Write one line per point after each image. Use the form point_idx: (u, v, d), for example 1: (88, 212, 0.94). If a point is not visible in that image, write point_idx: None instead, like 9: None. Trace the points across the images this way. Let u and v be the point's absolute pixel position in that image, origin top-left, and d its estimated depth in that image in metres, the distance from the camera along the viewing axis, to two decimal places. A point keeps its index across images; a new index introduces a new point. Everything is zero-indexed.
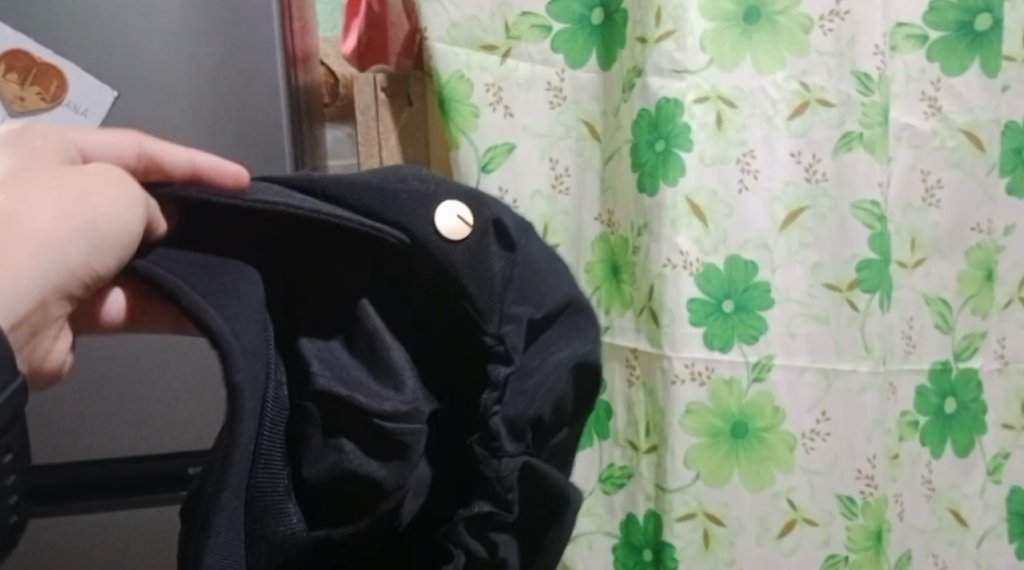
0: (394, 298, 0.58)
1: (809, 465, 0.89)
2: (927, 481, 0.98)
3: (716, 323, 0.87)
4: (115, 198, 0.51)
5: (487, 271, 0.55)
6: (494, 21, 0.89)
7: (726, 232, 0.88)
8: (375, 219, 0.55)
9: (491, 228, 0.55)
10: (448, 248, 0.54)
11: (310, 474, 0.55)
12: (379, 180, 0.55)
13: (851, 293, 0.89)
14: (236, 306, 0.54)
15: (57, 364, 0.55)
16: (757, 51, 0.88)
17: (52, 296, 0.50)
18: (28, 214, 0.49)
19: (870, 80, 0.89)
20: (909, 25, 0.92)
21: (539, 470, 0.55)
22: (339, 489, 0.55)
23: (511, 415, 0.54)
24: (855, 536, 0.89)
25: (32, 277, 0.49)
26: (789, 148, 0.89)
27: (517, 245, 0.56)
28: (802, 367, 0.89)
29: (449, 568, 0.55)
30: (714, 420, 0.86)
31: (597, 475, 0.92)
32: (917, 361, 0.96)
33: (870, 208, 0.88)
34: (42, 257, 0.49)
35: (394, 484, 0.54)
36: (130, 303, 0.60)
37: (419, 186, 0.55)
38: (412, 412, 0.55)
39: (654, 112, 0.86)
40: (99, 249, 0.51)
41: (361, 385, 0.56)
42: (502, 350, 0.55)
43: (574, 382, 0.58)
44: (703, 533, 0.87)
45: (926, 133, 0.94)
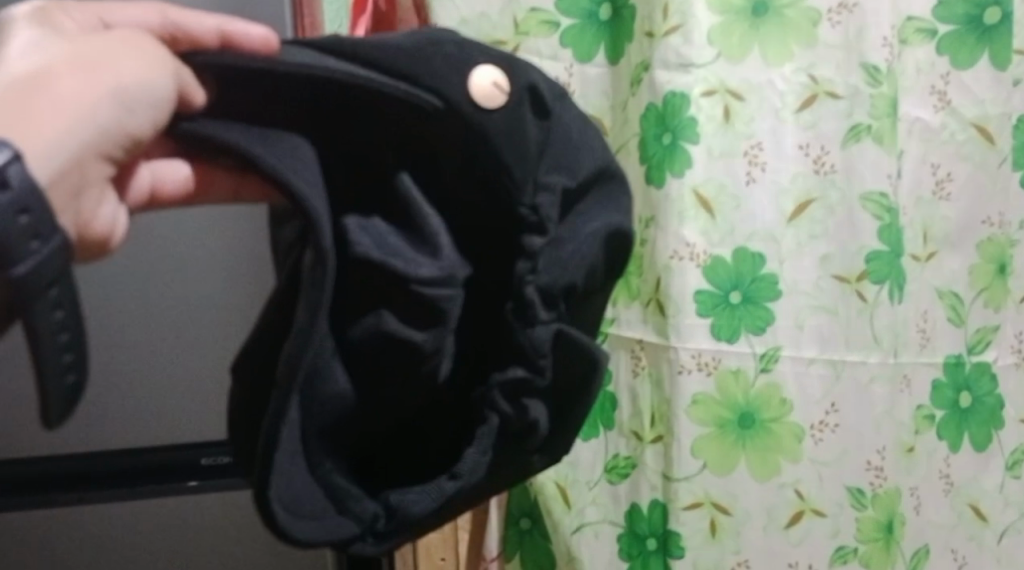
0: (425, 159, 0.58)
1: (819, 456, 0.89)
2: (946, 476, 0.96)
3: (722, 314, 0.88)
4: (135, 62, 0.49)
5: (520, 138, 0.56)
6: (503, 16, 0.91)
7: (733, 224, 0.89)
8: (410, 83, 0.54)
9: (526, 94, 0.56)
10: (484, 113, 0.54)
11: (353, 336, 0.57)
12: (410, 48, 0.54)
13: (860, 285, 0.89)
14: (292, 167, 0.53)
15: (105, 227, 0.52)
16: (765, 43, 0.89)
17: (88, 157, 0.48)
18: (52, 76, 0.47)
19: (878, 72, 0.89)
20: (920, 20, 0.91)
21: (572, 337, 0.61)
22: (380, 352, 0.56)
23: (546, 283, 0.58)
24: (865, 527, 0.90)
25: (57, 133, 0.46)
26: (797, 141, 0.89)
27: (549, 110, 0.58)
28: (810, 359, 0.89)
29: (484, 433, 0.59)
30: (720, 411, 0.87)
31: (602, 465, 0.93)
32: (932, 354, 0.94)
33: (878, 200, 0.89)
34: (78, 125, 0.47)
35: (432, 347, 0.56)
36: (197, 171, 0.60)
37: (452, 49, 0.55)
38: (449, 275, 0.56)
39: (661, 106, 0.87)
40: (127, 109, 0.49)
41: (398, 250, 0.56)
42: (537, 218, 0.57)
43: (607, 243, 0.61)
44: (709, 522, 0.88)
45: (936, 126, 0.94)
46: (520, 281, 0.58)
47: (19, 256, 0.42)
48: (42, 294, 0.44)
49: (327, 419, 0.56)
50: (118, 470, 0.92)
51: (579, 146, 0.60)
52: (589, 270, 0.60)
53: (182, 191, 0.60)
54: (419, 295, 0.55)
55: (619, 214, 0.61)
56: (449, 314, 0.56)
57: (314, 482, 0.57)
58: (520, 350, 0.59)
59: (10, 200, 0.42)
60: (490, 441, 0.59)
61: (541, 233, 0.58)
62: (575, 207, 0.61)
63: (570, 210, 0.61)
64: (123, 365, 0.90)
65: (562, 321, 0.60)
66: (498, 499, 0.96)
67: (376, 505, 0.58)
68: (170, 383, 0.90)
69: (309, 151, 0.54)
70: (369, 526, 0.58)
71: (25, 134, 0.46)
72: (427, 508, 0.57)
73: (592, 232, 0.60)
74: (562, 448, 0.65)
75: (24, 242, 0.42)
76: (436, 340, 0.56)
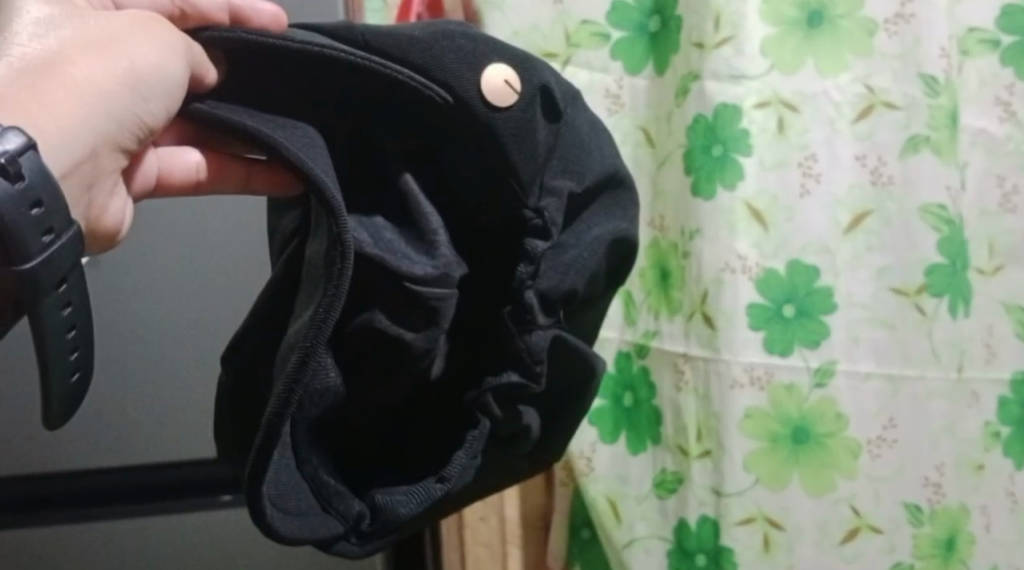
0: (430, 156, 0.63)
1: (874, 472, 0.88)
2: (1011, 493, 0.91)
3: (775, 327, 0.86)
4: (151, 50, 0.57)
5: (530, 140, 0.61)
6: (553, 28, 0.91)
7: (786, 237, 0.87)
8: (421, 74, 0.60)
9: (537, 96, 0.61)
10: (487, 106, 0.60)
11: (348, 331, 0.62)
12: (425, 39, 0.60)
13: (919, 298, 0.88)
14: (312, 151, 0.59)
15: (114, 220, 0.61)
16: (820, 53, 0.88)
17: (103, 149, 0.57)
18: (74, 67, 0.55)
19: (936, 83, 0.88)
20: (981, 31, 0.90)
21: (565, 340, 0.67)
22: (378, 345, 0.62)
23: (545, 288, 0.64)
24: (922, 544, 0.89)
25: (72, 125, 0.55)
26: (854, 151, 0.89)
27: (560, 115, 0.63)
28: (867, 373, 0.88)
29: (475, 436, 0.64)
30: (772, 425, 0.86)
31: (651, 479, 0.91)
32: (998, 370, 0.92)
33: (938, 212, 0.88)
34: (85, 113, 0.55)
35: (423, 345, 0.61)
36: (210, 157, 0.69)
37: (461, 42, 0.61)
38: (443, 273, 0.60)
39: (711, 118, 0.86)
40: (140, 94, 0.57)
41: (394, 245, 0.61)
42: (539, 221, 0.62)
43: (606, 253, 0.68)
44: (762, 537, 0.86)
45: (1002, 138, 0.92)
46: (522, 285, 0.63)
47: (31, 249, 0.50)
48: (52, 291, 0.52)
49: (321, 414, 0.61)
50: (130, 487, 0.89)
51: (591, 149, 0.66)
52: (589, 275, 0.66)
53: (192, 177, 0.68)
54: (411, 293, 0.60)
55: (622, 220, 0.68)
56: (439, 314, 0.61)
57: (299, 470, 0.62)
58: (517, 353, 0.64)
59: (23, 192, 0.49)
60: (479, 446, 0.64)
61: (544, 237, 0.63)
62: (582, 213, 0.67)
63: (572, 221, 0.67)
64: (132, 365, 0.85)
65: (560, 327, 0.66)
66: (561, 511, 0.95)
67: (361, 505, 0.64)
68: (173, 389, 0.86)
69: (317, 138, 0.61)
70: (354, 525, 0.64)
71: (46, 129, 0.53)
72: (411, 512, 0.63)
73: (591, 241, 0.67)
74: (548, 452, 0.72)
75: (36, 237, 0.50)
76: (428, 340, 0.61)
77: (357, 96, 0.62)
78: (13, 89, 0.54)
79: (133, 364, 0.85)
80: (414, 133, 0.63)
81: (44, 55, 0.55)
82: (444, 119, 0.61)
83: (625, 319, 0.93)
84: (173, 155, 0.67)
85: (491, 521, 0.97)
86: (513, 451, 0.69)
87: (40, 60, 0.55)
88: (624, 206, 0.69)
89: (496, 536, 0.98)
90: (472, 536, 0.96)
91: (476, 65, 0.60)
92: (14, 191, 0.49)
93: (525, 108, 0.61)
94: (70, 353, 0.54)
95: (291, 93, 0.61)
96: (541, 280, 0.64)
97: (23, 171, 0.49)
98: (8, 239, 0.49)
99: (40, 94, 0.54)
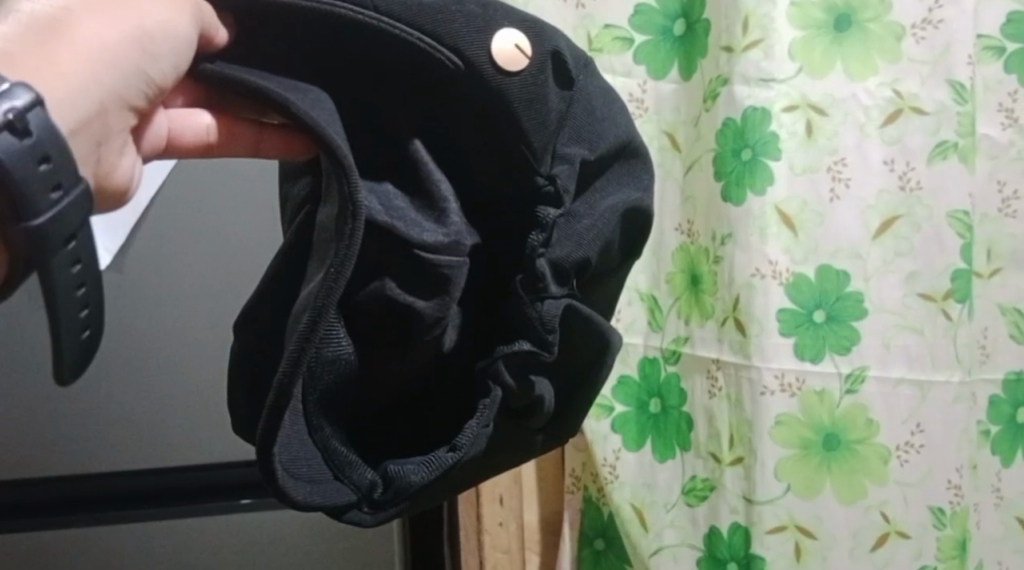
0: (440, 127, 0.62)
1: (904, 477, 0.86)
2: (997, 489, 0.90)
3: (808, 333, 0.85)
4: (160, 11, 0.55)
5: (543, 107, 0.61)
6: (577, 32, 0.91)
7: (817, 242, 0.87)
8: (434, 41, 0.59)
9: (548, 62, 0.61)
10: (500, 72, 0.59)
11: (357, 299, 0.60)
12: (436, 4, 0.59)
13: (946, 304, 0.87)
14: (323, 114, 0.57)
15: (123, 178, 0.57)
16: (849, 57, 0.87)
17: (110, 107, 0.54)
18: (82, 28, 0.52)
19: (963, 89, 0.86)
20: (988, 37, 0.87)
21: (578, 310, 0.65)
22: (388, 313, 0.60)
23: (557, 256, 0.63)
24: (946, 547, 0.86)
25: (79, 82, 0.52)
26: (882, 156, 0.87)
27: (571, 83, 0.63)
28: (897, 379, 0.86)
29: (488, 405, 0.62)
30: (806, 432, 0.85)
31: (680, 487, 0.90)
32: (992, 370, 0.90)
33: (964, 219, 0.87)
34: (96, 74, 0.53)
35: (435, 313, 0.60)
36: (221, 121, 0.64)
37: (471, 9, 0.60)
38: (454, 241, 0.59)
39: (740, 121, 0.86)
40: (150, 55, 0.54)
41: (405, 213, 0.60)
42: (551, 185, 0.62)
43: (618, 221, 0.68)
44: (794, 546, 0.86)
45: (1004, 144, 0.89)
46: (533, 254, 0.62)
47: (40, 204, 0.47)
48: (61, 247, 0.48)
49: (331, 382, 0.59)
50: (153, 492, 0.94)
51: (601, 118, 0.66)
52: (601, 245, 0.66)
53: (202, 140, 0.63)
54: (422, 259, 0.59)
55: (636, 191, 0.69)
56: (451, 281, 0.59)
57: (311, 437, 0.59)
58: (526, 322, 0.62)
59: (32, 148, 0.47)
60: (492, 415, 0.61)
61: (556, 204, 0.62)
62: (594, 184, 0.67)
63: (583, 191, 0.67)
64: (155, 353, 0.91)
65: (573, 296, 0.65)
66: (572, 516, 0.94)
67: (373, 473, 0.61)
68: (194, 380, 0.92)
69: (327, 100, 0.59)
70: (366, 495, 0.61)
71: (59, 91, 0.51)
72: (423, 479, 0.60)
73: (605, 210, 0.66)
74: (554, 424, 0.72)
75: (46, 192, 0.47)
76: (440, 307, 0.60)
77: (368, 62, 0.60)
78: (22, 48, 0.51)
79: (157, 355, 0.91)
80: (427, 103, 0.61)
81: (51, 13, 0.52)
82: (456, 86, 0.60)
83: (651, 326, 0.92)
84: (183, 121, 0.62)
85: (511, 528, 0.93)
86: (526, 424, 0.67)
87: (47, 19, 0.52)
88: (634, 176, 0.70)
89: (515, 540, 0.94)
90: (490, 543, 0.92)
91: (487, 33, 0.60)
92: (21, 146, 0.47)
93: (535, 74, 0.60)
94: (78, 311, 0.50)
95: (301, 62, 0.59)
96: (555, 249, 0.63)
97: (32, 127, 0.47)
98: (18, 191, 0.46)
99: (51, 55, 0.51)
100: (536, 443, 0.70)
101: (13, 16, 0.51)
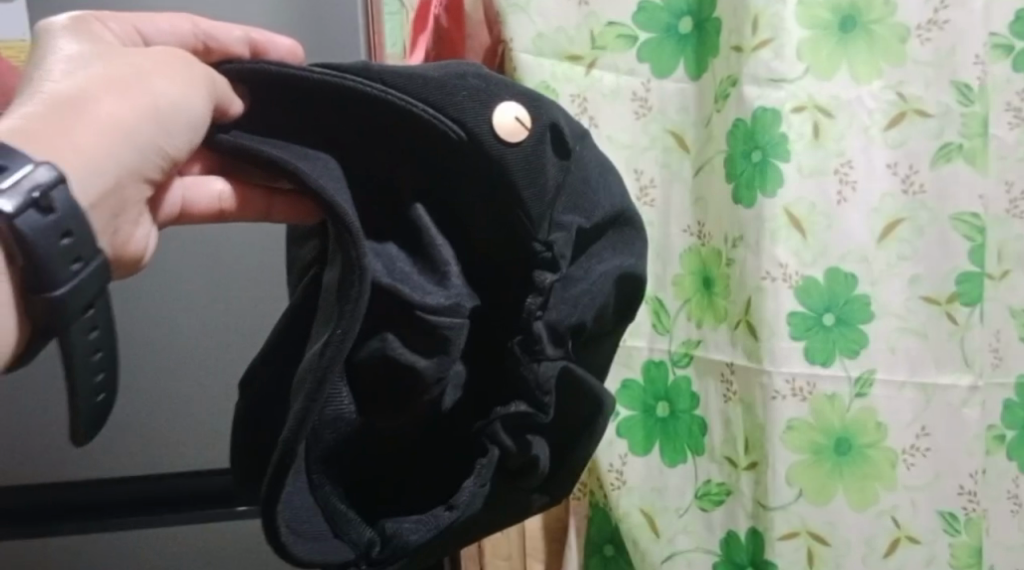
0: (440, 188, 0.58)
1: (912, 481, 0.86)
2: (1015, 497, 0.91)
3: (817, 337, 0.85)
4: (177, 84, 0.54)
5: (542, 177, 0.56)
6: (580, 31, 0.88)
7: (826, 244, 0.86)
8: (436, 112, 0.55)
9: (548, 132, 0.57)
10: (500, 144, 0.55)
11: (356, 356, 0.56)
12: (437, 78, 0.56)
13: (951, 307, 0.87)
14: (332, 181, 0.55)
15: (141, 246, 0.57)
16: (854, 61, 0.86)
17: (127, 180, 0.54)
18: (101, 102, 0.53)
19: (969, 90, 0.85)
20: (998, 35, 0.87)
21: (577, 374, 0.60)
22: (386, 375, 0.56)
23: (553, 320, 0.58)
24: (959, 554, 0.86)
25: (98, 154, 0.52)
26: (887, 159, 0.87)
27: (570, 153, 0.58)
28: (902, 382, 0.86)
29: (485, 464, 0.57)
30: (817, 437, 0.84)
31: (693, 492, 0.89)
32: (1004, 374, 0.90)
33: (971, 221, 0.86)
34: (114, 144, 0.53)
35: (435, 373, 0.55)
36: (236, 188, 0.62)
37: (472, 80, 0.56)
38: (456, 304, 0.55)
39: (749, 122, 0.85)
40: (164, 128, 0.54)
41: (407, 275, 0.56)
42: (550, 255, 0.57)
43: (614, 287, 0.63)
44: (806, 552, 0.85)
45: (1012, 143, 0.88)
46: (529, 317, 0.57)
47: (60, 276, 0.48)
48: (78, 317, 0.50)
49: (333, 444, 0.56)
50: None
51: (597, 184, 0.62)
52: (597, 309, 0.61)
53: (215, 207, 0.62)
54: (423, 322, 0.55)
55: (632, 257, 0.64)
56: (453, 342, 0.55)
57: (310, 494, 0.56)
58: (524, 384, 0.57)
59: (55, 223, 0.48)
60: (489, 475, 0.57)
61: (553, 269, 0.58)
62: (590, 248, 0.62)
63: (581, 250, 0.62)
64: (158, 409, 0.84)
65: (571, 358, 0.59)
66: (576, 525, 0.92)
67: (372, 531, 0.57)
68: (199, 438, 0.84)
69: (334, 167, 0.57)
70: (363, 553, 0.57)
71: (77, 159, 0.51)
72: (421, 540, 0.56)
73: (600, 275, 0.61)
74: (560, 491, 0.65)
75: (66, 265, 0.48)
76: (440, 367, 0.55)
77: (368, 126, 0.57)
78: (43, 121, 0.51)
79: None
80: (432, 163, 0.57)
81: (72, 91, 0.53)
82: (454, 157, 0.57)
83: (656, 329, 0.91)
84: (196, 188, 0.61)
85: (513, 534, 0.92)
86: (523, 487, 0.61)
87: (67, 95, 0.52)
88: (636, 240, 0.64)
89: (516, 547, 0.92)
90: (492, 549, 0.92)
91: (490, 104, 0.56)
92: (46, 223, 0.48)
93: (535, 146, 0.56)
94: (94, 373, 0.51)
95: (303, 126, 0.57)
96: (552, 311, 0.58)
97: (57, 204, 0.48)
98: (41, 268, 0.48)
99: (70, 127, 0.52)
100: (539, 510, 0.65)
101: (38, 95, 0.52)
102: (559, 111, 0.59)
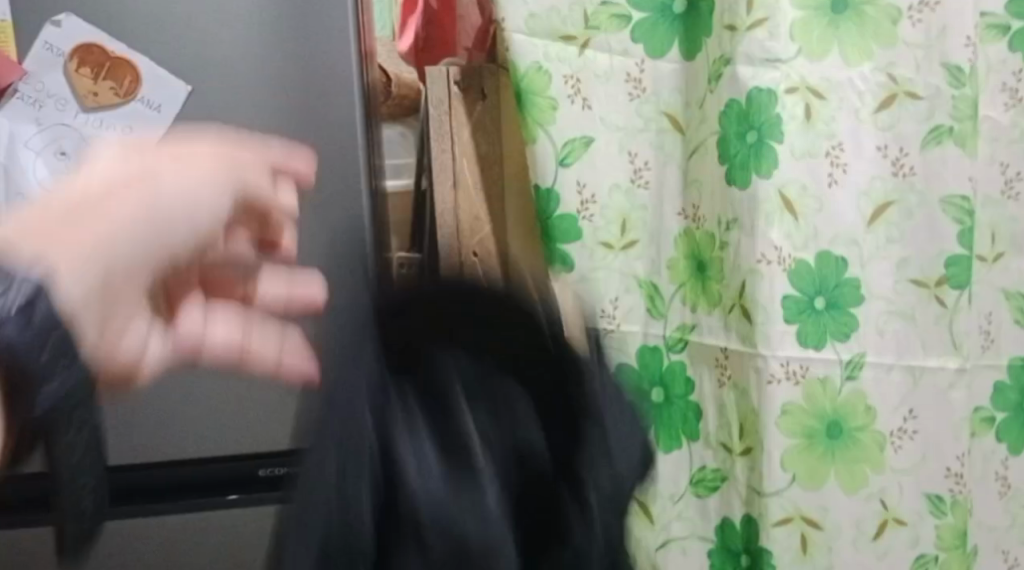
0: (457, 334, 0.48)
1: (899, 465, 0.86)
2: (1002, 478, 0.93)
3: (810, 320, 0.84)
4: (210, 189, 0.40)
5: (543, 359, 0.49)
6: (573, 10, 0.86)
7: (817, 227, 0.85)
8: (426, 384, 0.46)
9: (553, 346, 0.49)
10: (507, 341, 0.48)
11: (358, 499, 0.43)
12: (404, 318, 0.48)
13: (939, 290, 0.87)
14: (321, 362, 0.46)
15: None
16: (847, 41, 0.84)
17: (180, 290, 0.41)
18: (124, 196, 0.38)
19: (960, 72, 0.85)
20: (993, 16, 0.87)
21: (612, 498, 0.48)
22: (390, 529, 0.44)
23: (595, 479, 0.47)
24: (945, 535, 0.87)
25: (122, 236, 0.37)
26: (877, 142, 0.86)
27: (584, 368, 0.50)
28: (890, 365, 0.86)
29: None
30: (809, 421, 0.83)
31: (687, 478, 0.89)
32: (995, 356, 0.91)
33: (960, 204, 0.86)
34: (147, 248, 0.38)
35: (465, 499, 0.43)
36: None
37: (477, 316, 0.49)
38: (444, 473, 0.44)
39: (745, 102, 0.84)
40: (213, 251, 0.42)
41: (412, 457, 0.44)
42: (557, 356, 0.49)
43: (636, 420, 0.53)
44: (799, 538, 0.84)
45: (1006, 125, 0.89)
46: (533, 403, 0.48)
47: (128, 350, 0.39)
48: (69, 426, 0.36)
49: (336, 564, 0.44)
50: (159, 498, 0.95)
51: (614, 403, 0.51)
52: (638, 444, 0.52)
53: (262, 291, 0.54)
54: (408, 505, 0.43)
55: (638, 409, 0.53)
56: (475, 452, 0.45)
57: None
58: (555, 489, 0.46)
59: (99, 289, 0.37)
60: None
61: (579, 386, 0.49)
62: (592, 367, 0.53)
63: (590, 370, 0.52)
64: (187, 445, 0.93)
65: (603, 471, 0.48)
66: None
67: None
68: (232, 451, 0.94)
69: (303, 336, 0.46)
70: None
71: (94, 242, 0.36)
72: None
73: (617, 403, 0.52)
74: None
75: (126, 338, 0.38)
76: (475, 494, 0.43)
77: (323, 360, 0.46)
78: (40, 218, 0.37)
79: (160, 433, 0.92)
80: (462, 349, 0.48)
81: (92, 187, 0.38)
82: (464, 380, 0.47)
83: (651, 313, 0.90)
84: (290, 287, 0.45)
85: None
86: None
87: (75, 188, 0.39)
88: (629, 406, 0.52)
89: None
90: None
91: (485, 325, 0.49)
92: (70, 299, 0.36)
93: (562, 355, 0.49)
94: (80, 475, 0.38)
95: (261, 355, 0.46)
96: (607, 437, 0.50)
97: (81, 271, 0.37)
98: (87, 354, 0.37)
99: (76, 219, 0.37)
100: None
101: (49, 200, 0.38)
102: (544, 322, 0.50)
